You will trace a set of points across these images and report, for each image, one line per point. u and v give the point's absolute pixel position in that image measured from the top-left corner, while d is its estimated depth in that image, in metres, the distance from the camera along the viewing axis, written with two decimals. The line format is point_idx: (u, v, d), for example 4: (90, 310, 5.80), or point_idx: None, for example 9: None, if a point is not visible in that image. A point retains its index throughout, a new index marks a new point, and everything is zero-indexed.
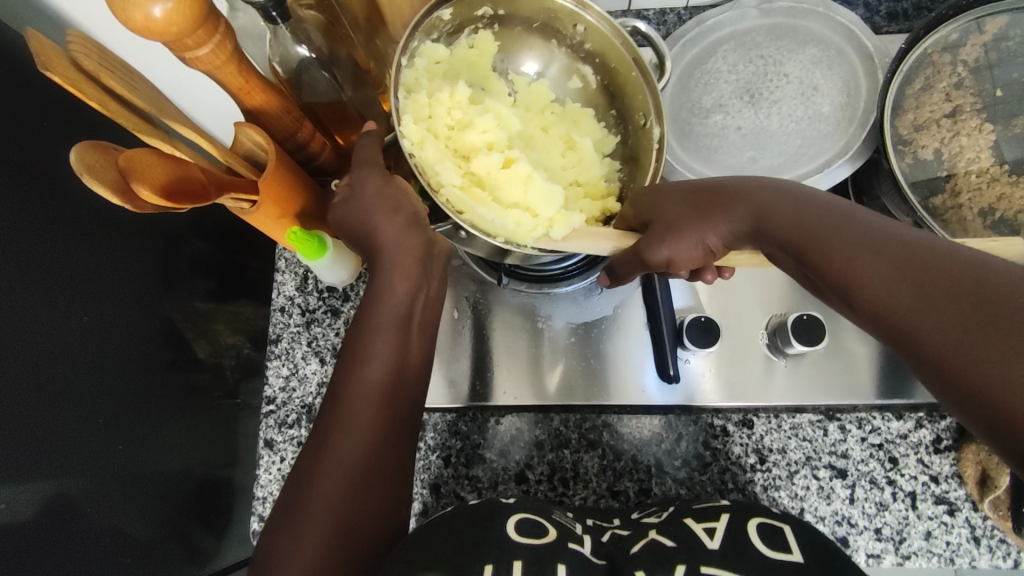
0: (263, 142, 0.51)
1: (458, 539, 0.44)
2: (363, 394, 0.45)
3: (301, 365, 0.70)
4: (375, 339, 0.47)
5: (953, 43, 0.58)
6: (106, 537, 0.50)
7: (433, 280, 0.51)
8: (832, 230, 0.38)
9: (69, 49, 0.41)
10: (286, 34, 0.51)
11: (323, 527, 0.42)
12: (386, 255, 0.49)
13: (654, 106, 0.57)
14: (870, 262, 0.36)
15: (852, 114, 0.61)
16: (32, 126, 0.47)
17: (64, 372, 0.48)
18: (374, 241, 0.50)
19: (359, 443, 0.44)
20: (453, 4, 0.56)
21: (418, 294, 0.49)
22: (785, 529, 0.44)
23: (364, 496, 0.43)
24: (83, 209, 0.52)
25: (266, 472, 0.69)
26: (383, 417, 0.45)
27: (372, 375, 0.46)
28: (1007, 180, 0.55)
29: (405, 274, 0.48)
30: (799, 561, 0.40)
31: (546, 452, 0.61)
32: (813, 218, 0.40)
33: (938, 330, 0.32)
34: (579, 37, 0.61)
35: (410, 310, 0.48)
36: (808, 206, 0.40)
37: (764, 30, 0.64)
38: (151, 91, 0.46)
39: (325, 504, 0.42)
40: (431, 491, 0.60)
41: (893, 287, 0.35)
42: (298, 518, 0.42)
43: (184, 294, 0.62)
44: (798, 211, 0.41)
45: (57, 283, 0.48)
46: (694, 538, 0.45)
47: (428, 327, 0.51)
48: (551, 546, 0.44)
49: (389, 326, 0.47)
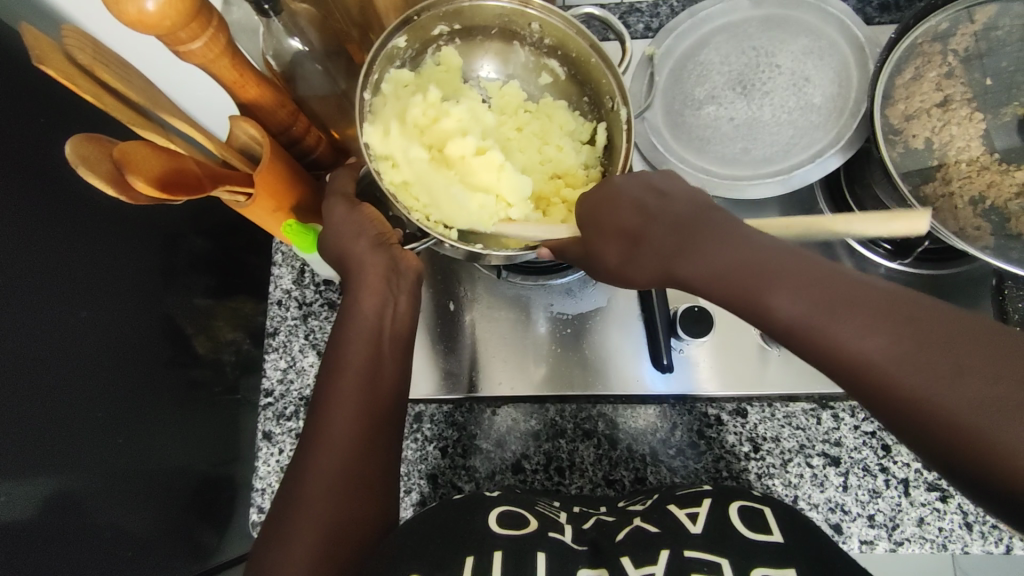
0: (258, 134, 0.52)
1: (440, 537, 0.45)
2: (338, 406, 0.46)
3: (299, 358, 0.70)
4: (348, 353, 0.48)
5: (943, 32, 0.58)
6: (106, 531, 0.51)
7: (403, 293, 0.52)
8: (764, 276, 0.38)
9: (64, 44, 0.41)
10: (279, 27, 0.52)
11: (310, 539, 0.42)
12: (353, 275, 0.51)
13: (619, 86, 0.55)
14: (812, 305, 0.36)
15: (844, 104, 0.61)
16: (26, 124, 0.48)
17: (64, 368, 0.48)
18: (346, 262, 0.52)
19: (334, 456, 0.44)
20: (407, 30, 0.55)
21: (387, 307, 0.50)
22: (764, 511, 0.46)
23: (346, 507, 0.44)
24: (83, 204, 0.52)
25: (265, 464, 0.68)
26: (360, 430, 0.46)
27: (344, 388, 0.46)
28: (997, 169, 0.55)
29: (372, 290, 0.50)
30: (778, 540, 0.42)
31: (542, 442, 0.62)
32: (753, 271, 0.38)
33: (936, 393, 0.33)
34: (537, 34, 0.60)
35: (379, 323, 0.50)
36: (743, 255, 0.39)
37: (756, 21, 0.65)
38: (147, 86, 0.47)
39: (312, 515, 0.43)
40: (427, 481, 0.61)
41: (888, 347, 0.34)
42: (282, 532, 0.43)
43: (182, 290, 0.63)
44: (733, 264, 0.39)
45: (56, 280, 0.49)
46: (678, 522, 0.46)
47: (403, 340, 0.51)
48: (530, 535, 0.46)
49: (359, 339, 0.48)
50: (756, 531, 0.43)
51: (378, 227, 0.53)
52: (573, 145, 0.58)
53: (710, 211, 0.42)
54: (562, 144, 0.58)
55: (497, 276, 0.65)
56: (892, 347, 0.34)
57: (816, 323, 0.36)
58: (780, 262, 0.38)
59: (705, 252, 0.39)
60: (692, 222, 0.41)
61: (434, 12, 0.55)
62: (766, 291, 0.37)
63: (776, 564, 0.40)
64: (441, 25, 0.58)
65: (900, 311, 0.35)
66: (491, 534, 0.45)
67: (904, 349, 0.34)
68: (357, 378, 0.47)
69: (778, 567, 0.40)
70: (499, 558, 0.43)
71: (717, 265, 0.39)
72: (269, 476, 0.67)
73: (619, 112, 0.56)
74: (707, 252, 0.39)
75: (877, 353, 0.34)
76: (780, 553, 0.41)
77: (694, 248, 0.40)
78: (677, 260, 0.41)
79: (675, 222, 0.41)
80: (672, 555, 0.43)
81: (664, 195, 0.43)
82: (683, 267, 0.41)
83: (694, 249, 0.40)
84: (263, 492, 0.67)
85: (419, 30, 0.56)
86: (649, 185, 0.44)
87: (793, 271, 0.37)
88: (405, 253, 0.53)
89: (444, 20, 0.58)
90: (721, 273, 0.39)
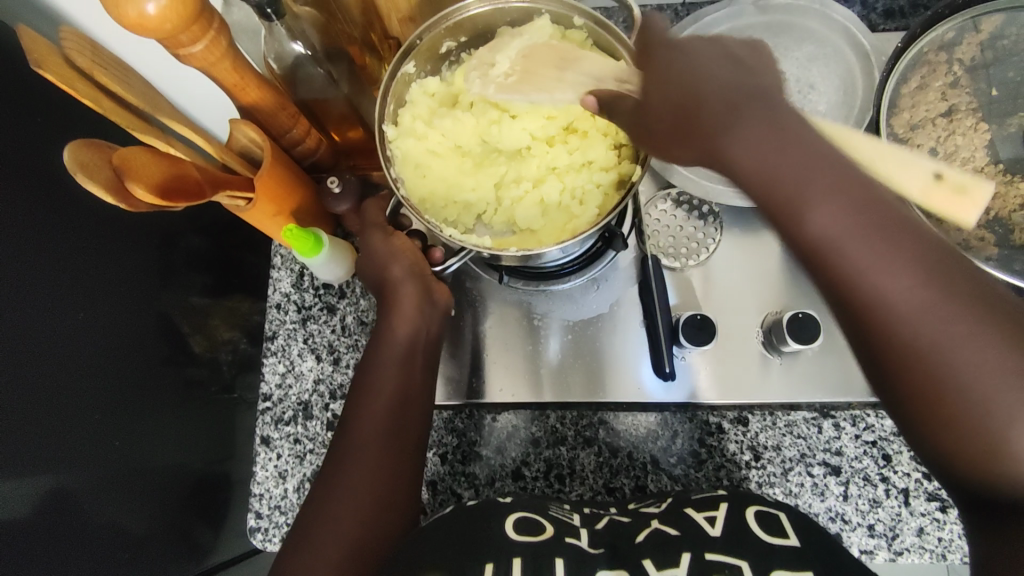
0: (258, 137, 0.52)
1: (457, 539, 0.45)
2: (373, 423, 0.51)
3: (298, 363, 0.69)
4: (381, 374, 0.53)
5: (949, 42, 0.58)
6: (102, 531, 0.51)
7: (432, 320, 0.58)
8: (800, 177, 0.35)
9: (62, 46, 0.41)
10: (282, 30, 0.50)
11: (341, 548, 0.46)
12: (387, 300, 0.56)
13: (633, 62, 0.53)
14: (837, 214, 0.34)
15: (847, 113, 0.61)
16: (20, 121, 0.47)
17: (62, 367, 0.48)
18: (383, 281, 0.57)
19: (372, 470, 0.49)
20: (414, 56, 0.56)
21: (418, 333, 0.56)
22: (781, 516, 0.46)
23: (378, 519, 0.48)
24: (78, 202, 0.51)
25: (263, 469, 0.67)
26: (390, 448, 0.51)
27: (379, 406, 0.52)
28: (1001, 179, 0.55)
29: (404, 317, 0.55)
30: (796, 544, 0.42)
31: (542, 449, 0.62)
32: (814, 185, 0.35)
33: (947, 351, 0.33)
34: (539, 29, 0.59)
35: (411, 347, 0.55)
36: (784, 162, 0.35)
37: (761, 27, 0.64)
38: (146, 89, 0.46)
39: (347, 524, 0.47)
40: (427, 489, 0.61)
41: (922, 294, 0.33)
42: (317, 536, 0.47)
43: (179, 289, 0.62)
44: (788, 174, 0.35)
45: (53, 277, 0.48)
46: (695, 525, 0.46)
47: (430, 362, 0.57)
48: (546, 543, 0.46)
49: (393, 364, 0.54)
50: (773, 534, 0.43)
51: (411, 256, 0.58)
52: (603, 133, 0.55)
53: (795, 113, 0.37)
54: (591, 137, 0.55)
55: (498, 281, 0.64)
56: (905, 277, 0.33)
57: (857, 250, 0.34)
58: (828, 179, 0.35)
59: (776, 153, 0.36)
60: (766, 115, 0.37)
61: (434, 32, 0.56)
62: (811, 196, 0.35)
63: (795, 566, 0.41)
64: (447, 42, 0.58)
65: (934, 256, 0.34)
66: (508, 541, 0.45)
67: (892, 284, 0.33)
68: (391, 397, 0.52)
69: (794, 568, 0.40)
70: (520, 563, 0.43)
71: (757, 161, 0.36)
72: (268, 482, 0.66)
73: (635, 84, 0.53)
74: (760, 138, 0.36)
75: (907, 299, 0.33)
76: (789, 555, 0.41)
77: (741, 137, 0.36)
78: (733, 156, 0.37)
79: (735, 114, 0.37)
80: (694, 557, 0.43)
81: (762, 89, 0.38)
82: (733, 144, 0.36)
83: (737, 138, 0.36)
84: (261, 497, 0.66)
85: (424, 51, 0.57)
86: (740, 65, 0.39)
87: (838, 191, 0.35)
88: (436, 285, 0.59)
89: (449, 37, 0.58)
90: (763, 176, 0.36)
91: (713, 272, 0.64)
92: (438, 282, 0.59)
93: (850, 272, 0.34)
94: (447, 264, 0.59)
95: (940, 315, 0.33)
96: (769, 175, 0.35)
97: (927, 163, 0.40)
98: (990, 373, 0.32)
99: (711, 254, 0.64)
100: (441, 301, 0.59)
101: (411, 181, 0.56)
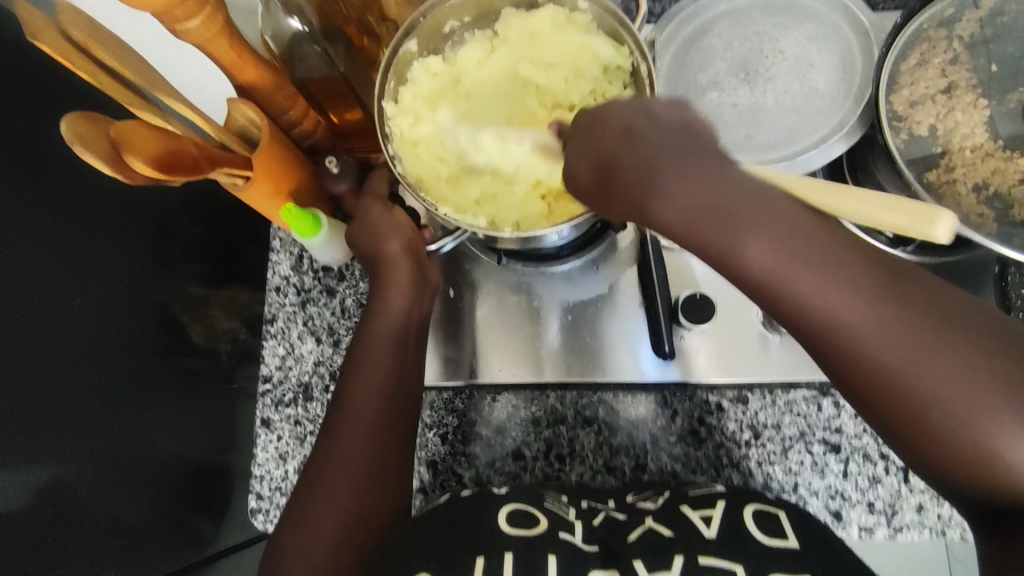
0: (257, 116, 0.51)
1: (446, 535, 0.46)
2: (367, 400, 0.52)
3: (298, 345, 0.69)
4: (376, 351, 0.54)
5: (949, 18, 0.58)
6: (100, 521, 0.51)
7: (425, 297, 0.59)
8: (750, 221, 0.36)
9: (59, 20, 0.41)
10: (277, 6, 0.53)
11: (333, 525, 0.48)
12: (382, 276, 0.57)
13: (634, 42, 0.54)
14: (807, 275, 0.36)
15: (847, 91, 0.61)
16: (8, 108, 0.46)
17: (57, 357, 0.48)
18: (378, 257, 0.57)
19: (366, 449, 0.50)
20: (417, 34, 0.56)
21: (413, 309, 0.57)
22: (779, 514, 0.46)
23: (369, 497, 0.49)
24: (74, 190, 0.51)
25: (264, 450, 0.67)
26: (380, 428, 0.52)
27: (371, 383, 0.53)
28: (1002, 155, 0.55)
29: (400, 292, 0.56)
30: (795, 547, 0.43)
31: (542, 429, 0.62)
32: (753, 244, 0.36)
33: (912, 377, 0.35)
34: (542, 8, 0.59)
35: (405, 322, 0.56)
36: (720, 199, 0.36)
37: (759, 7, 0.64)
38: (144, 65, 0.46)
39: (340, 501, 0.49)
40: (428, 469, 0.61)
41: (888, 329, 0.36)
42: (311, 514, 0.48)
43: (177, 278, 0.61)
44: (711, 220, 0.36)
45: (46, 265, 0.48)
46: (689, 524, 0.46)
47: (422, 335, 0.58)
48: (541, 537, 0.46)
49: (385, 341, 0.55)
50: (771, 535, 0.44)
51: (408, 234, 0.58)
52: None
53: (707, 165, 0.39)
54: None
55: (498, 263, 0.64)
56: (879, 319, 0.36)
57: (814, 296, 0.36)
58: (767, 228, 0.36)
59: (694, 195, 0.37)
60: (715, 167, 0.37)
61: (441, 9, 0.56)
62: (772, 263, 0.36)
63: (791, 567, 0.41)
64: (452, 20, 0.58)
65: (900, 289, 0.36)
66: (504, 533, 0.46)
67: (853, 302, 0.36)
68: (386, 372, 0.53)
69: (790, 573, 0.41)
70: (511, 559, 0.44)
71: (693, 210, 0.37)
72: (268, 463, 0.66)
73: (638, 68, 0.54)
74: (692, 185, 0.37)
75: (840, 316, 0.36)
76: (793, 562, 0.41)
77: (677, 186, 0.37)
78: (674, 193, 0.37)
79: (684, 167, 0.37)
80: (686, 559, 0.43)
81: (691, 127, 0.39)
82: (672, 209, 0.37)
83: (667, 185, 0.37)
84: (263, 479, 0.66)
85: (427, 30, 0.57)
86: (638, 109, 0.40)
87: (771, 216, 0.36)
88: (429, 265, 0.60)
89: (454, 15, 0.58)
90: (697, 226, 0.37)
91: None
92: (429, 257, 0.61)
93: (808, 303, 0.37)
94: (442, 243, 0.60)
95: (902, 333, 0.36)
96: (692, 211, 0.37)
97: (880, 196, 0.39)
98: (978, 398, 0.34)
99: None
100: (433, 279, 0.60)
101: (410, 161, 0.56)
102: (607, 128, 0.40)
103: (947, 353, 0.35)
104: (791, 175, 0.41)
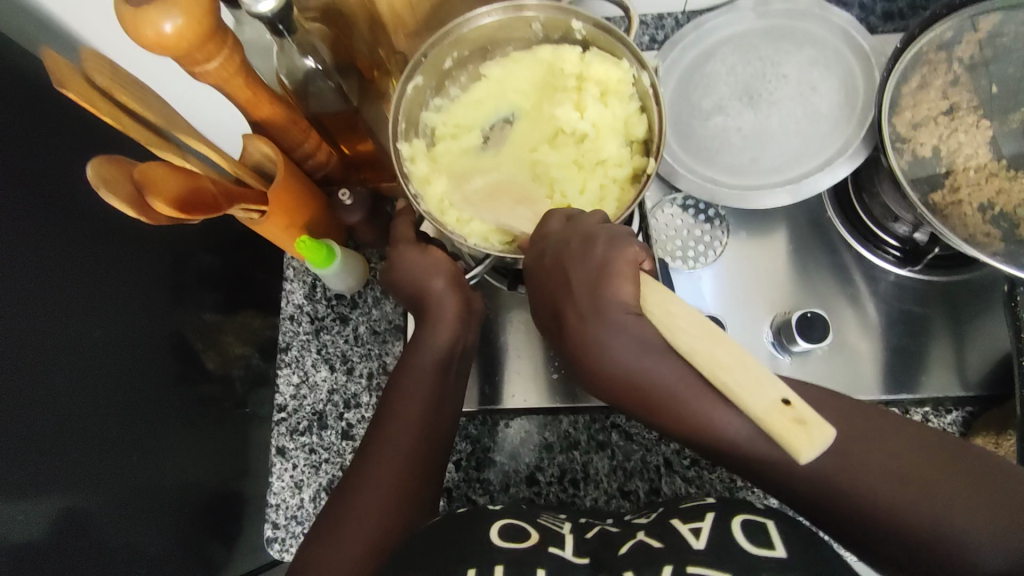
0: (272, 152, 0.53)
1: (438, 550, 0.46)
2: (398, 428, 0.54)
3: (311, 373, 0.70)
4: (413, 380, 0.56)
5: (948, 41, 0.58)
6: (119, 547, 0.51)
7: (470, 329, 0.60)
8: (643, 387, 0.42)
9: (83, 67, 0.43)
10: (293, 48, 0.51)
11: (350, 552, 0.48)
12: (430, 307, 0.58)
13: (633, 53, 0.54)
14: (726, 412, 0.40)
15: (850, 113, 0.62)
16: (31, 145, 0.48)
17: (71, 388, 0.48)
18: (423, 291, 0.58)
19: (384, 480, 0.51)
20: (421, 71, 0.56)
21: (458, 340, 0.58)
22: (768, 526, 0.45)
23: (383, 524, 0.50)
24: (91, 224, 0.52)
25: (279, 480, 0.67)
26: (405, 461, 0.52)
27: (409, 414, 0.54)
28: (1005, 175, 0.56)
29: (446, 325, 0.57)
30: (782, 557, 0.42)
31: (556, 454, 0.62)
32: (651, 380, 0.42)
33: (842, 481, 0.38)
34: (539, 33, 0.59)
35: (448, 357, 0.57)
36: (646, 355, 0.42)
37: (761, 32, 0.65)
38: (162, 106, 0.47)
39: (360, 532, 0.49)
40: (443, 495, 0.61)
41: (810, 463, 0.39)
42: (340, 534, 0.49)
43: (192, 306, 0.62)
44: (646, 379, 0.42)
45: (64, 298, 0.49)
46: (679, 537, 0.45)
47: (464, 366, 0.60)
48: (532, 551, 0.46)
49: (422, 372, 0.56)
50: (758, 545, 0.43)
51: (450, 268, 0.59)
52: (613, 132, 0.57)
53: (616, 301, 0.42)
54: (601, 137, 0.57)
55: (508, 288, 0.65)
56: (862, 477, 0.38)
57: (744, 437, 0.40)
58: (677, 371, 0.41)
59: (620, 347, 0.42)
60: (611, 316, 0.42)
61: (440, 46, 0.56)
62: (714, 409, 0.40)
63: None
64: (451, 55, 0.58)
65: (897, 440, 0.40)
66: (493, 546, 0.45)
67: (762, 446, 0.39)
68: (424, 401, 0.55)
69: None
70: (500, 572, 0.43)
71: (629, 368, 0.42)
72: (284, 493, 0.66)
73: (641, 78, 0.55)
74: (617, 336, 0.42)
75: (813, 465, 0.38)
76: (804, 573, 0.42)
77: (656, 363, 0.41)
78: (605, 346, 0.42)
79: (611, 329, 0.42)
80: (676, 568, 0.43)
81: (610, 270, 0.43)
82: (599, 353, 0.43)
83: (601, 337, 0.43)
84: (278, 508, 0.66)
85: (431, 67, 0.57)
86: (578, 247, 0.45)
87: (703, 388, 0.40)
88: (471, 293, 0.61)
89: (452, 50, 0.57)
90: (634, 383, 0.42)
91: (721, 274, 0.64)
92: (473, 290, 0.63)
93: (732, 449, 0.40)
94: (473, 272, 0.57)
95: (868, 464, 0.38)
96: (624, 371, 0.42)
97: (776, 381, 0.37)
98: (913, 499, 0.37)
99: (719, 255, 0.65)
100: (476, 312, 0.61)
101: (429, 198, 0.56)
102: (561, 279, 0.45)
103: (887, 479, 0.38)
104: (685, 314, 0.40)
